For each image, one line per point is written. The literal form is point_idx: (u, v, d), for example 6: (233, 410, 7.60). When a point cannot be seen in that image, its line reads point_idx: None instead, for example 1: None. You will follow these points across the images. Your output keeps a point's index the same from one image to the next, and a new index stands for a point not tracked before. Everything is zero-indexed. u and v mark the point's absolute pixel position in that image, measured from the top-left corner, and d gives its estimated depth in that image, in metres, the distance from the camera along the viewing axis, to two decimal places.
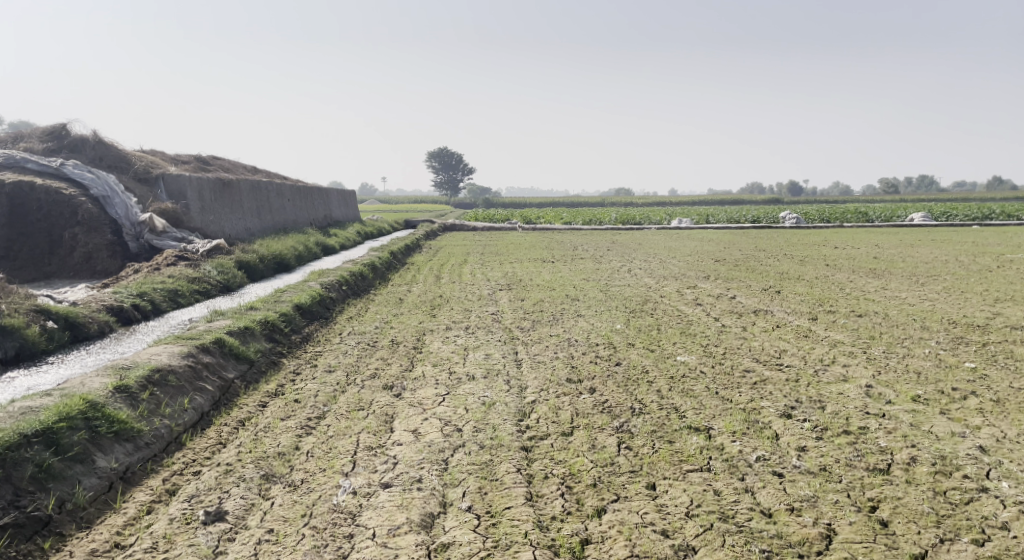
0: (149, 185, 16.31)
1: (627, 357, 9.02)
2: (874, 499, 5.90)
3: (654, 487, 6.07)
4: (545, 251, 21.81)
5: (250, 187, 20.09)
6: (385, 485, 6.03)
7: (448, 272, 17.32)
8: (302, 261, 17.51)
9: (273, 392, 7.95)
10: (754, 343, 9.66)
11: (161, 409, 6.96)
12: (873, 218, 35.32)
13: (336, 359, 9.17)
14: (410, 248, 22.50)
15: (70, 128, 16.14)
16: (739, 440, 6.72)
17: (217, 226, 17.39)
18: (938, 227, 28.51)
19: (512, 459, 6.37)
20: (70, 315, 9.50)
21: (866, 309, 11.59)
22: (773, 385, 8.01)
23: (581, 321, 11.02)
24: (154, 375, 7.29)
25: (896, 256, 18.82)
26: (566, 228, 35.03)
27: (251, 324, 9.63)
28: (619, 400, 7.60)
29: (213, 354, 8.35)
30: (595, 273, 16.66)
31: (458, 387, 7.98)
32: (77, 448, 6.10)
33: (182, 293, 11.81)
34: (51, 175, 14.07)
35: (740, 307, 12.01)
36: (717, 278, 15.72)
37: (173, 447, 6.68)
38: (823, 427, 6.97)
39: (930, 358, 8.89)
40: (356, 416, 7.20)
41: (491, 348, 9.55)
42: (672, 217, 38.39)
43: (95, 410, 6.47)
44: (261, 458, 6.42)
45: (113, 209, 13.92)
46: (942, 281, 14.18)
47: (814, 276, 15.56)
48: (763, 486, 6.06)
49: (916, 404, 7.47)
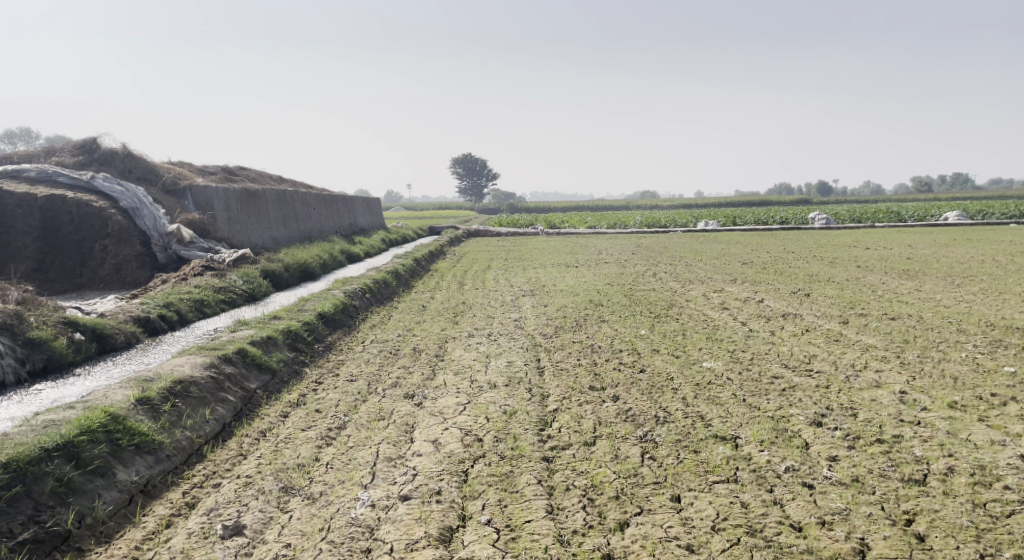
0: (177, 196, 16.47)
1: (651, 364, 8.86)
2: (910, 512, 5.69)
3: (679, 499, 5.91)
4: (569, 256, 21.70)
5: (276, 196, 20.23)
6: (404, 497, 5.95)
7: (472, 278, 17.25)
8: (327, 270, 17.58)
9: (295, 402, 7.92)
10: (783, 348, 9.44)
11: (182, 421, 6.96)
12: (906, 218, 34.62)
13: (358, 368, 9.13)
14: (435, 254, 22.52)
15: (100, 142, 16.38)
16: (767, 450, 6.54)
17: (243, 236, 17.52)
18: (972, 227, 27.86)
19: (533, 470, 6.25)
20: (97, 326, 9.59)
21: (899, 311, 11.29)
22: (802, 391, 7.80)
23: (605, 326, 10.88)
24: (176, 387, 7.30)
25: (931, 256, 18.37)
26: (591, 232, 34.85)
27: (273, 333, 9.62)
28: (642, 408, 7.45)
29: (236, 365, 8.34)
30: (620, 278, 16.49)
31: (479, 396, 7.88)
32: (98, 461, 6.11)
33: (208, 302, 11.87)
34: (82, 188, 14.27)
35: (768, 310, 11.77)
36: (744, 281, 15.47)
37: (194, 459, 6.68)
38: (854, 435, 6.76)
39: (967, 362, 8.61)
40: (376, 426, 7.13)
41: (513, 355, 9.45)
42: (699, 219, 37.98)
43: (116, 423, 6.49)
44: (280, 470, 6.38)
45: (142, 220, 14.06)
46: (979, 282, 13.80)
47: (845, 277, 15.24)
48: (793, 498, 5.87)
49: (953, 410, 7.21)
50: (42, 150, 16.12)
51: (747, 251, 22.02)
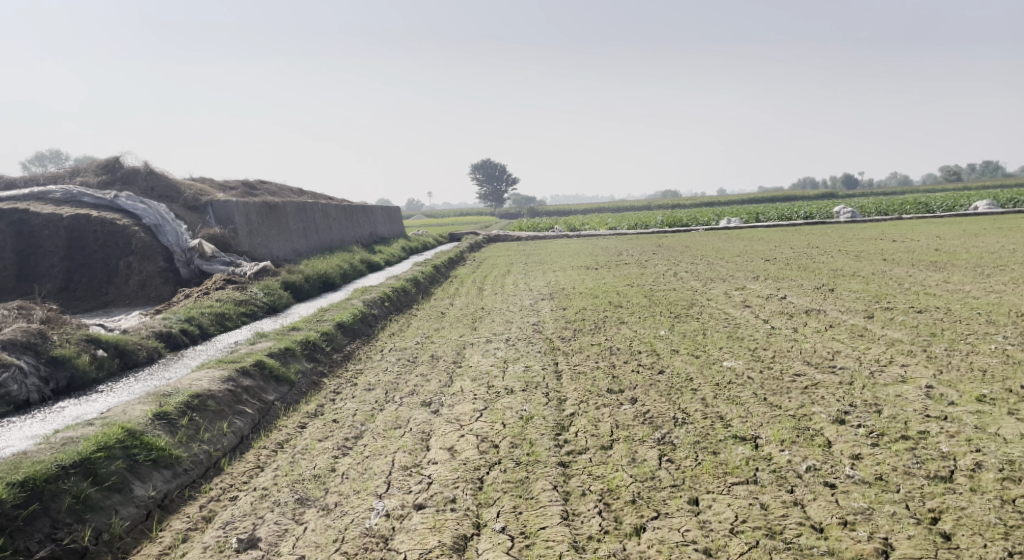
0: (198, 212, 16.64)
1: (670, 365, 8.75)
2: (936, 510, 5.54)
3: (696, 502, 5.82)
4: (589, 258, 21.60)
5: (296, 208, 20.37)
6: (418, 506, 5.93)
7: (491, 283, 17.21)
8: (347, 279, 17.65)
9: (313, 413, 7.94)
10: (805, 345, 9.27)
11: (199, 435, 7.01)
12: (934, 208, 33.99)
13: (376, 376, 9.13)
14: (455, 261, 22.51)
15: (122, 161, 16.61)
16: (788, 449, 6.42)
17: (264, 249, 17.65)
18: (1003, 215, 27.25)
19: (548, 475, 6.20)
20: (119, 342, 9.70)
21: (927, 304, 11.06)
22: (825, 389, 7.65)
23: (624, 328, 10.78)
24: (194, 400, 7.34)
25: (960, 247, 17.98)
26: (613, 234, 34.65)
27: (292, 344, 9.66)
28: (661, 409, 7.36)
29: (254, 377, 8.37)
30: (641, 278, 16.37)
31: (496, 402, 7.85)
32: (116, 477, 6.18)
33: (229, 315, 11.97)
34: (105, 207, 14.48)
35: (790, 307, 11.60)
36: (766, 278, 15.29)
37: (211, 473, 6.72)
38: (878, 432, 6.61)
39: (997, 354, 8.40)
40: (392, 435, 7.12)
41: (531, 360, 9.41)
42: (721, 217, 37.61)
43: (133, 438, 6.56)
44: (296, 481, 6.39)
45: (164, 237, 14.21)
46: (1009, 272, 13.47)
47: (870, 272, 14.96)
48: (814, 498, 5.75)
49: (981, 404, 7.03)
50: (66, 170, 16.38)
51: (770, 248, 21.73)
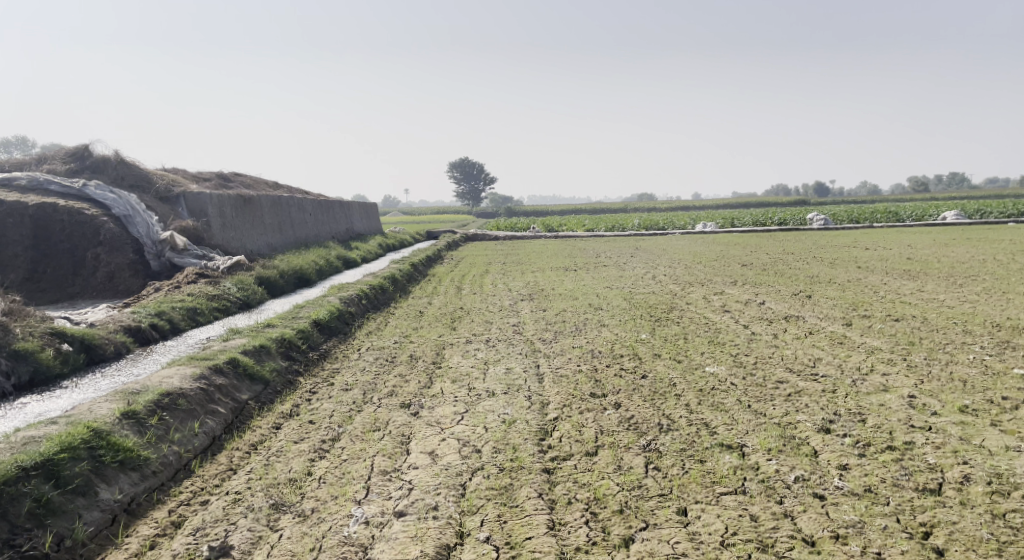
0: (170, 203, 16.20)
1: (653, 369, 8.63)
2: (927, 524, 5.48)
3: (685, 512, 5.70)
4: (567, 259, 21.48)
5: (271, 202, 19.96)
6: (399, 513, 5.74)
7: (469, 282, 16.99)
8: (323, 276, 17.33)
9: (288, 413, 7.68)
10: (787, 352, 9.21)
11: (169, 435, 6.73)
12: (904, 218, 34.53)
13: (354, 376, 8.88)
14: (433, 259, 22.31)
15: (92, 149, 16.11)
16: (775, 459, 6.32)
17: (238, 243, 17.25)
18: (971, 226, 27.65)
19: (533, 483, 6.04)
20: (86, 337, 9.35)
21: (903, 313, 11.09)
22: (808, 396, 7.58)
23: (605, 331, 10.65)
24: (164, 399, 7.06)
25: (931, 256, 18.16)
26: (591, 235, 34.61)
27: (267, 342, 9.39)
28: (645, 415, 7.22)
29: (227, 375, 8.09)
30: (619, 281, 16.25)
31: (477, 404, 7.66)
32: (80, 480, 5.90)
33: (201, 310, 11.64)
34: (73, 196, 14.03)
35: (769, 313, 11.56)
36: (743, 283, 15.26)
37: (181, 475, 6.45)
38: (864, 442, 6.54)
39: (976, 364, 8.40)
40: (371, 438, 6.90)
41: (512, 361, 9.24)
42: (697, 222, 37.77)
43: (99, 438, 6.27)
44: (271, 485, 6.15)
45: (135, 228, 13.79)
46: (981, 282, 13.59)
47: (846, 279, 15.01)
48: (804, 510, 5.66)
49: (964, 415, 7.00)
50: (33, 157, 15.86)
51: (746, 253, 21.81)
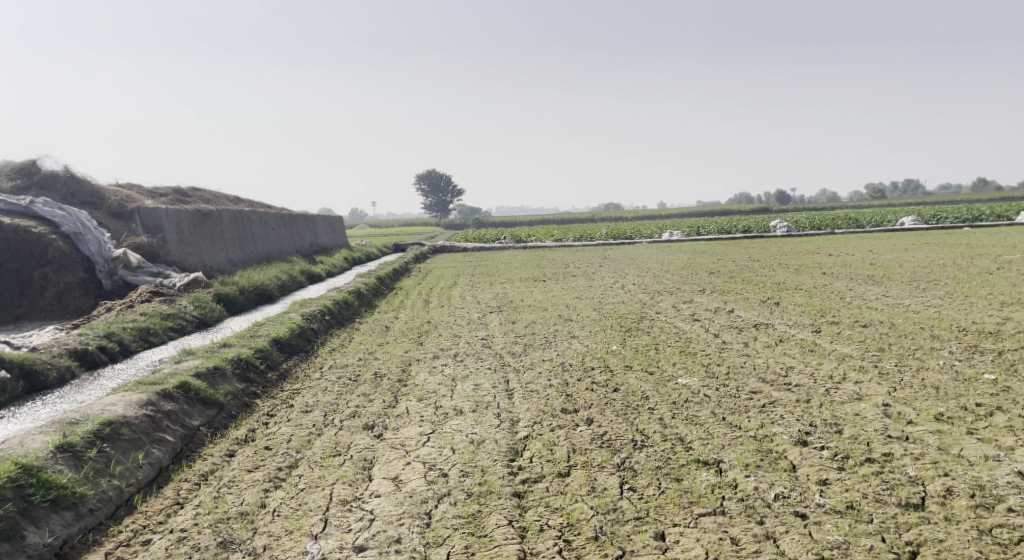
0: (124, 219, 15.59)
1: (625, 382, 8.35)
2: (914, 543, 5.30)
3: (662, 537, 5.46)
4: (535, 269, 21.23)
5: (231, 217, 19.38)
6: (359, 548, 5.40)
7: (437, 295, 16.64)
8: (285, 291, 16.84)
9: (243, 439, 7.26)
10: (759, 361, 9.03)
11: (110, 468, 6.27)
12: (864, 224, 34.96)
13: (315, 397, 8.47)
14: (399, 272, 21.90)
15: (40, 164, 15.47)
16: (753, 475, 6.07)
17: (197, 259, 16.68)
18: (929, 232, 27.95)
19: (502, 509, 5.73)
20: (26, 361, 8.82)
21: (871, 318, 11.03)
22: (784, 407, 7.36)
23: (575, 343, 10.40)
24: (105, 429, 6.58)
25: (893, 261, 18.30)
26: (558, 246, 34.53)
27: (221, 363, 8.93)
28: (618, 432, 6.94)
29: (177, 400, 7.63)
30: (587, 291, 16.01)
31: (445, 424, 7.31)
32: (5, 523, 5.46)
33: (154, 331, 11.12)
34: (19, 213, 13.39)
35: (739, 321, 11.40)
36: (712, 290, 15.12)
37: (122, 512, 6.03)
38: (843, 455, 6.32)
39: (947, 370, 8.27)
40: (331, 464, 6.52)
41: (480, 377, 8.91)
42: (662, 230, 37.87)
43: (29, 476, 5.82)
44: (220, 520, 5.76)
45: (85, 245, 13.17)
46: (943, 286, 13.65)
47: (813, 285, 14.97)
48: (786, 531, 5.46)
49: (940, 423, 6.84)
50: None
51: (712, 260, 21.77)
